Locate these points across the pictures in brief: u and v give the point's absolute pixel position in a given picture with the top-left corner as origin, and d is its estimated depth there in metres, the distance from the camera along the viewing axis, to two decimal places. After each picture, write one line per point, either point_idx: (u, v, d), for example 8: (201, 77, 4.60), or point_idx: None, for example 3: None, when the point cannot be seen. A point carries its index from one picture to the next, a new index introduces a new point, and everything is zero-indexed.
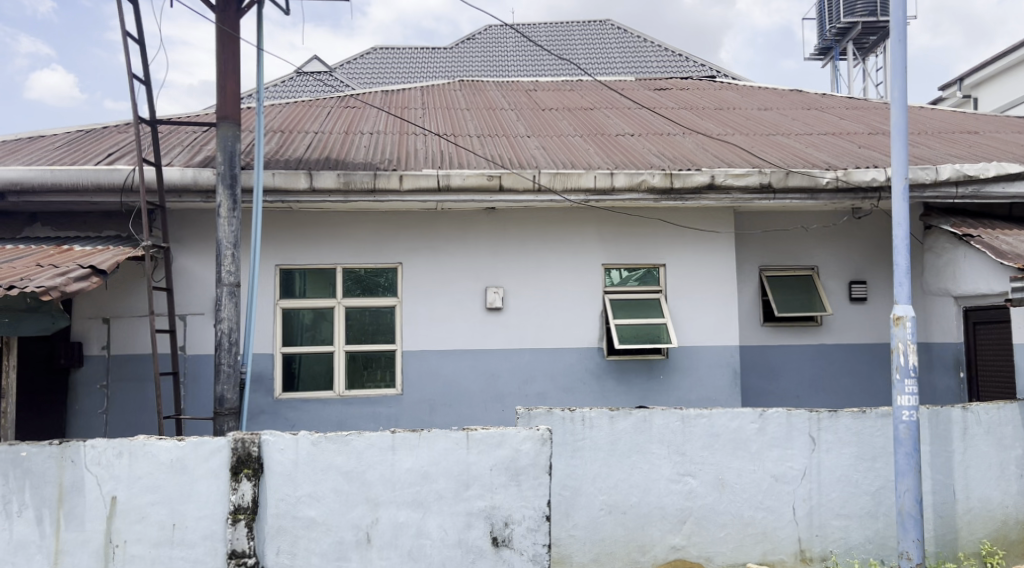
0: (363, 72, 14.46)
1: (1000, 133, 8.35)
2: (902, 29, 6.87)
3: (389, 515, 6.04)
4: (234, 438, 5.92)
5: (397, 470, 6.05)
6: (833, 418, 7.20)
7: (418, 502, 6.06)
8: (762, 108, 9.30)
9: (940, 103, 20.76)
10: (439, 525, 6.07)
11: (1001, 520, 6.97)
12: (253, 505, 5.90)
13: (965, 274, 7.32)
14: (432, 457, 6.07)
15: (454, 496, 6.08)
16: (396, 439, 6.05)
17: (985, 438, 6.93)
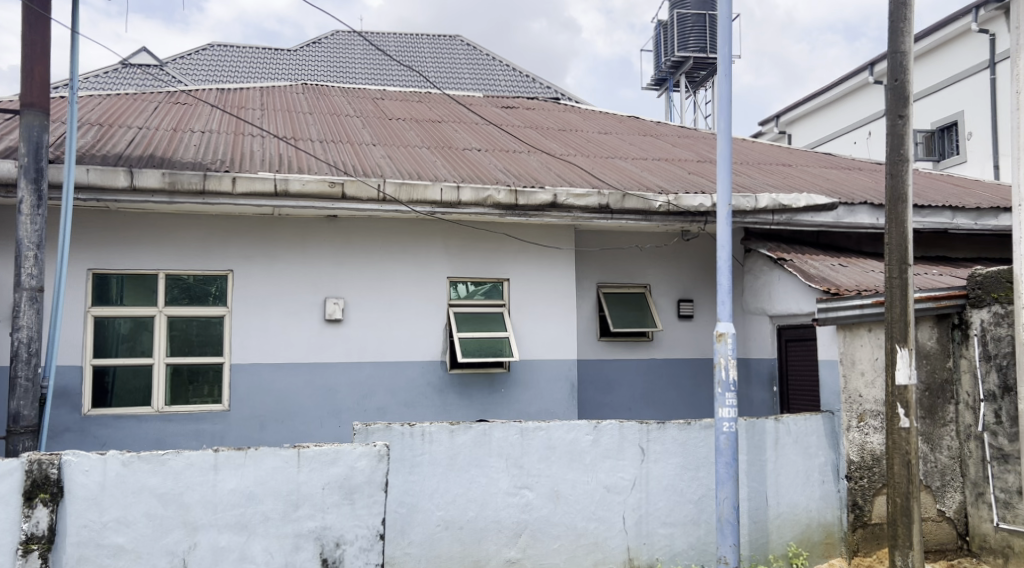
0: (195, 68, 13.74)
1: (810, 167, 9.17)
2: (728, 66, 7.44)
3: (208, 540, 5.64)
4: (28, 460, 5.30)
5: (219, 491, 5.68)
6: (660, 430, 7.56)
7: (242, 525, 5.71)
8: (602, 132, 9.69)
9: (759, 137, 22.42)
10: (264, 548, 5.74)
11: (806, 524, 7.48)
12: (49, 534, 5.31)
13: (779, 295, 7.97)
14: (259, 476, 5.77)
15: (282, 517, 5.79)
16: (219, 458, 5.70)
17: (794, 447, 7.49)
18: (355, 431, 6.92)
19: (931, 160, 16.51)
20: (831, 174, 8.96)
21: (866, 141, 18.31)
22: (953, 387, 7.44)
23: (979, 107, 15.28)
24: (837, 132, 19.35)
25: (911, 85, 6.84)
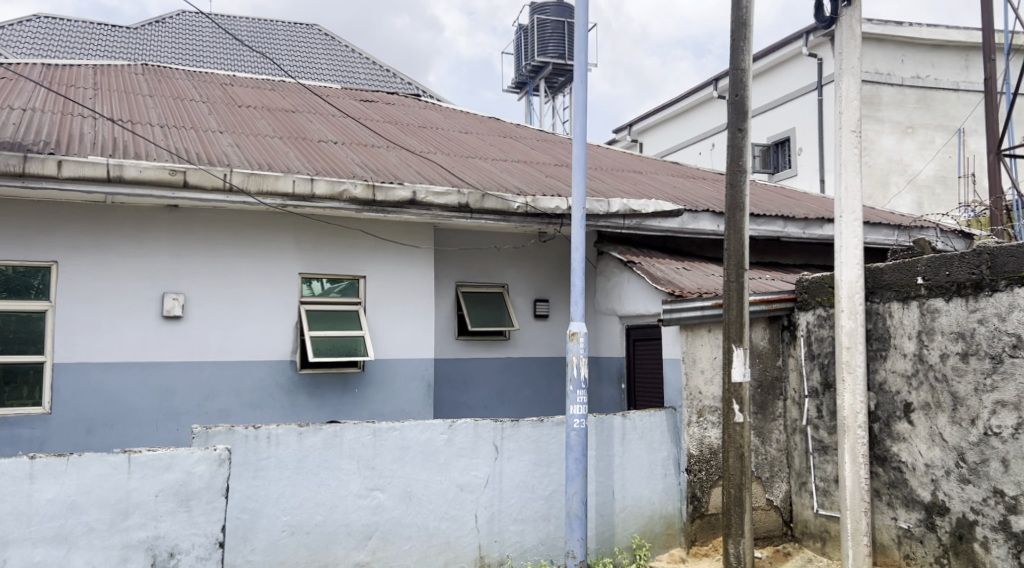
0: (18, 41, 12.61)
1: (658, 175, 9.63)
2: (584, 73, 7.63)
3: (21, 555, 5.13)
4: None
5: (35, 502, 5.18)
6: (514, 427, 7.64)
7: (61, 537, 5.23)
8: (462, 131, 9.73)
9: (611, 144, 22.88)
10: (87, 562, 5.28)
11: (649, 516, 7.79)
12: None
13: (628, 296, 8.29)
14: (82, 485, 5.31)
15: (108, 528, 5.35)
16: (36, 466, 5.20)
17: (639, 442, 7.78)
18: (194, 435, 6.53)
19: (767, 173, 16.99)
20: (677, 183, 9.43)
21: (710, 152, 18.83)
22: (782, 384, 8.06)
23: (808, 123, 15.85)
24: (685, 143, 19.67)
25: (749, 102, 7.21)
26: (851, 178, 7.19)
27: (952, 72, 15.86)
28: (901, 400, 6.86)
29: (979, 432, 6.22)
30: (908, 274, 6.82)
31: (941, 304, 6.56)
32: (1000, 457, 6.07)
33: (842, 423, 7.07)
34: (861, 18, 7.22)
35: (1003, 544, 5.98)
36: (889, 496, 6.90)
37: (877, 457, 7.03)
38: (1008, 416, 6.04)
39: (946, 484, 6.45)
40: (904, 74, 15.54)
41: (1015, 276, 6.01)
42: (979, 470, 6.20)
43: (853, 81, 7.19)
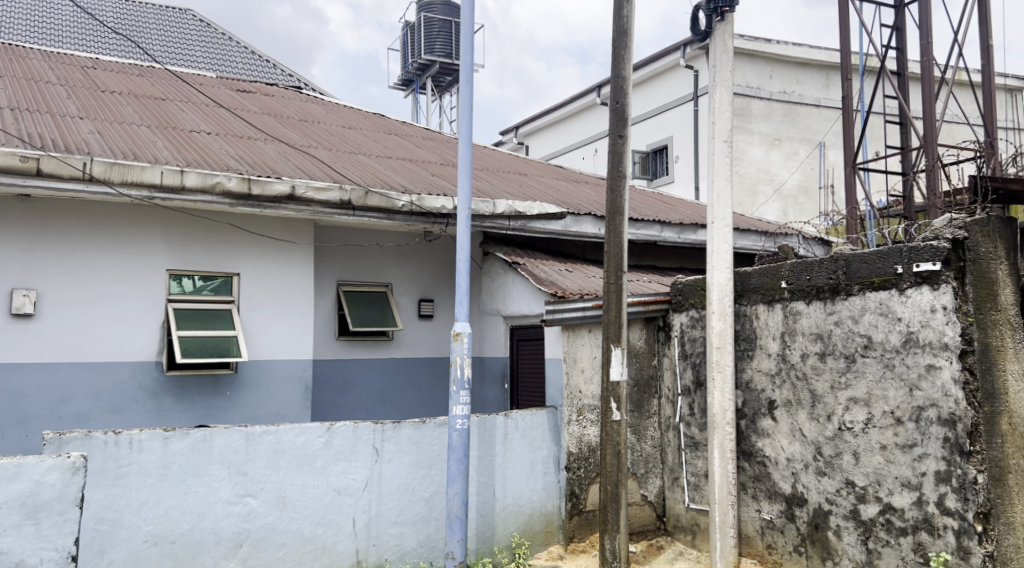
0: None
1: (542, 178, 9.81)
2: (470, 74, 7.39)
3: None
4: None
5: None
6: (395, 429, 7.30)
7: None
8: (344, 126, 9.53)
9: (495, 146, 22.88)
10: None
11: (529, 514, 7.78)
12: None
13: (511, 297, 8.36)
14: None
15: None
16: None
17: (520, 441, 7.79)
18: (45, 442, 5.85)
19: (645, 179, 17.40)
20: (561, 186, 9.64)
21: (593, 157, 19.07)
22: (657, 382, 8.34)
23: (685, 132, 16.44)
24: (566, 148, 19.94)
25: (630, 110, 7.22)
26: (722, 186, 7.47)
27: (815, 89, 16.87)
28: (766, 397, 7.19)
29: (834, 427, 6.58)
30: (773, 277, 7.17)
31: (801, 307, 6.91)
32: (851, 450, 6.45)
33: (712, 420, 7.27)
34: (733, 33, 7.50)
35: (853, 531, 6.39)
36: (754, 489, 7.25)
37: (743, 452, 7.37)
38: (859, 412, 6.41)
39: (805, 477, 6.80)
40: (771, 89, 16.37)
41: (866, 281, 6.40)
42: (834, 463, 6.57)
43: (726, 94, 7.46)
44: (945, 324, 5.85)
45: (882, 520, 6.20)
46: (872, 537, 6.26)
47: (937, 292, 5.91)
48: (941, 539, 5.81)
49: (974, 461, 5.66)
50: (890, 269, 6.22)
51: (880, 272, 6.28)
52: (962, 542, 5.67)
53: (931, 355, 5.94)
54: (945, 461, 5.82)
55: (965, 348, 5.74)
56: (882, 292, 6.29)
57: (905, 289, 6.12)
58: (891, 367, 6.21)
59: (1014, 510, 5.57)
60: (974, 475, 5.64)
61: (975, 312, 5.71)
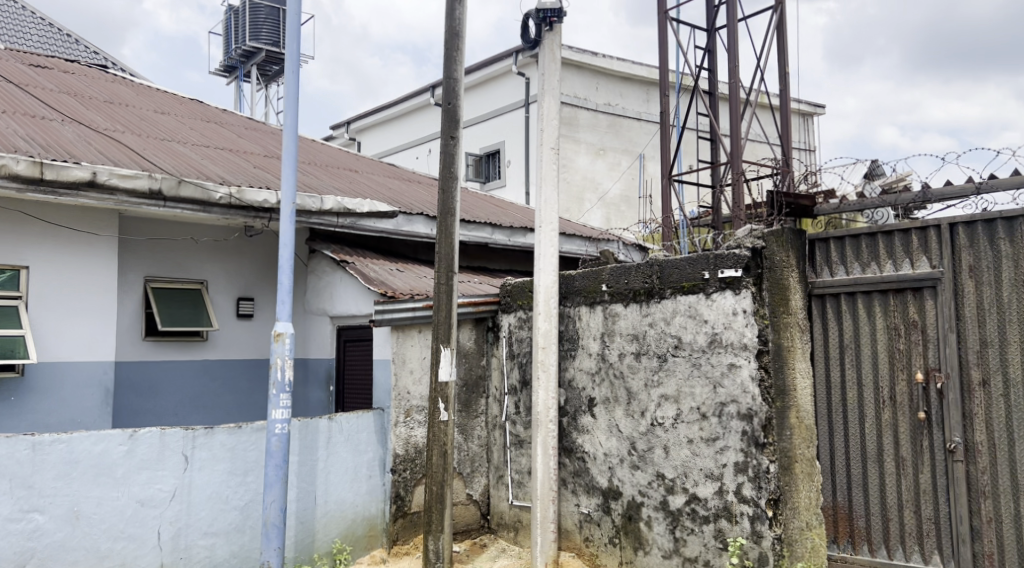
0: None
1: (374, 176, 9.66)
2: (296, 63, 7.07)
3: None
4: None
5: None
6: (207, 435, 6.79)
7: None
8: (157, 111, 8.96)
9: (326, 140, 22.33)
10: None
11: (351, 519, 7.54)
12: None
13: (339, 296, 8.15)
14: None
15: None
16: None
17: (344, 445, 7.56)
18: None
19: (478, 182, 17.52)
20: (392, 184, 9.54)
21: (426, 157, 19.03)
22: (485, 382, 8.39)
23: (516, 137, 16.71)
24: (398, 147, 19.78)
25: (462, 110, 7.18)
26: (550, 191, 7.60)
27: (637, 104, 17.65)
28: (586, 395, 7.40)
29: (647, 422, 6.86)
30: (594, 280, 7.37)
31: (620, 309, 7.14)
32: (662, 444, 6.75)
33: (536, 418, 7.41)
34: (561, 44, 7.66)
35: (662, 521, 6.68)
36: (574, 484, 7.46)
37: (565, 448, 7.55)
38: (669, 408, 6.71)
39: (620, 471, 7.04)
40: (598, 100, 16.94)
41: (678, 285, 6.69)
42: (646, 457, 6.85)
43: (553, 102, 7.60)
44: (745, 326, 6.23)
45: (687, 509, 6.51)
46: (678, 526, 6.57)
47: (738, 297, 6.28)
48: (737, 526, 6.18)
49: (767, 452, 6.07)
50: (698, 274, 6.54)
51: (690, 277, 6.59)
52: (756, 527, 6.07)
53: (732, 354, 6.30)
54: (743, 452, 6.20)
55: (761, 348, 6.15)
56: (691, 296, 6.60)
57: (711, 294, 6.46)
58: (698, 365, 6.53)
59: (799, 497, 5.98)
60: (767, 465, 6.05)
61: (771, 316, 6.12)
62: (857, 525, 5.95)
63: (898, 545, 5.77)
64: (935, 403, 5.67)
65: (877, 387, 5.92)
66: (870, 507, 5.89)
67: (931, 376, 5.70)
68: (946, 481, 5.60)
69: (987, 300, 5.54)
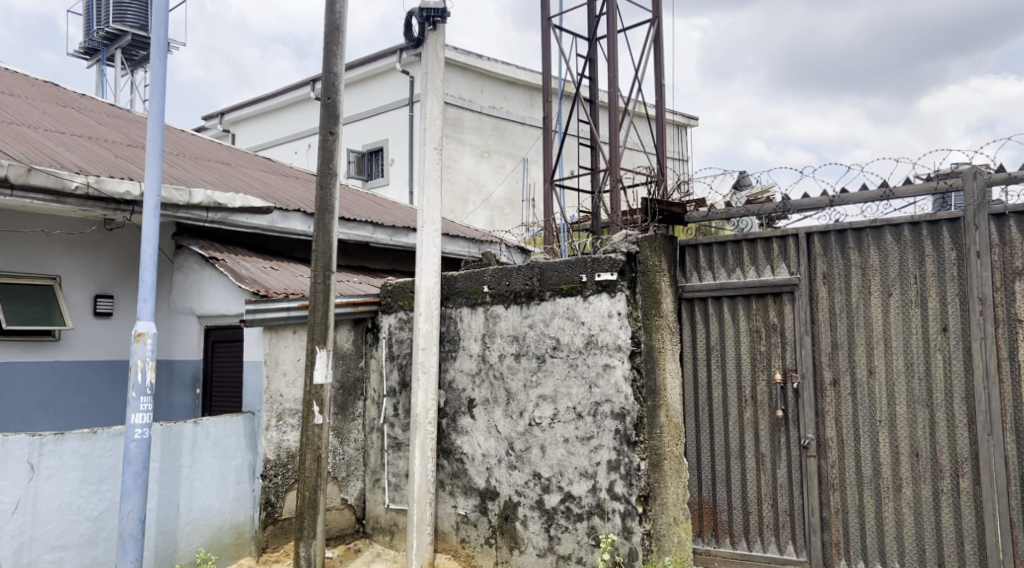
0: None
1: (247, 170, 9.35)
2: (163, 48, 6.72)
3: None
4: None
5: None
6: (56, 442, 6.37)
7: None
8: (6, 93, 8.37)
9: (198, 131, 21.45)
10: None
11: (217, 528, 7.22)
12: None
13: (207, 295, 7.82)
14: None
15: None
16: None
17: (211, 450, 7.24)
18: None
19: (359, 179, 17.16)
20: (267, 178, 9.25)
21: (305, 153, 18.58)
22: (362, 385, 8.22)
23: (398, 136, 16.53)
24: (275, 141, 19.23)
25: (342, 106, 7.00)
26: (432, 192, 7.51)
27: (521, 108, 17.79)
28: (466, 396, 7.33)
29: (525, 423, 6.87)
30: (476, 281, 7.32)
31: (501, 311, 7.13)
32: (539, 444, 6.77)
33: (414, 420, 7.32)
34: (443, 44, 7.61)
35: (537, 520, 6.72)
36: (451, 485, 7.36)
37: (443, 450, 7.46)
38: (547, 408, 6.75)
39: (498, 471, 7.02)
40: (482, 102, 16.95)
41: (557, 288, 6.73)
42: (523, 456, 6.86)
43: (436, 103, 7.52)
44: (619, 327, 6.33)
45: (562, 507, 6.57)
46: (553, 524, 6.62)
47: (614, 299, 6.38)
48: (609, 522, 6.27)
49: (638, 450, 6.18)
50: (576, 277, 6.60)
51: (568, 279, 6.64)
52: (626, 523, 6.16)
53: (607, 355, 6.38)
54: (615, 450, 6.29)
55: (633, 349, 6.27)
56: (569, 298, 6.66)
57: (588, 297, 6.54)
58: (575, 366, 6.59)
59: (667, 493, 6.12)
60: (637, 462, 6.16)
61: (644, 318, 6.27)
62: (720, 519, 6.22)
63: (757, 536, 6.07)
64: (791, 402, 5.98)
65: (740, 386, 6.19)
66: (733, 501, 6.18)
67: (788, 376, 5.99)
68: (800, 475, 5.92)
69: (839, 306, 5.86)
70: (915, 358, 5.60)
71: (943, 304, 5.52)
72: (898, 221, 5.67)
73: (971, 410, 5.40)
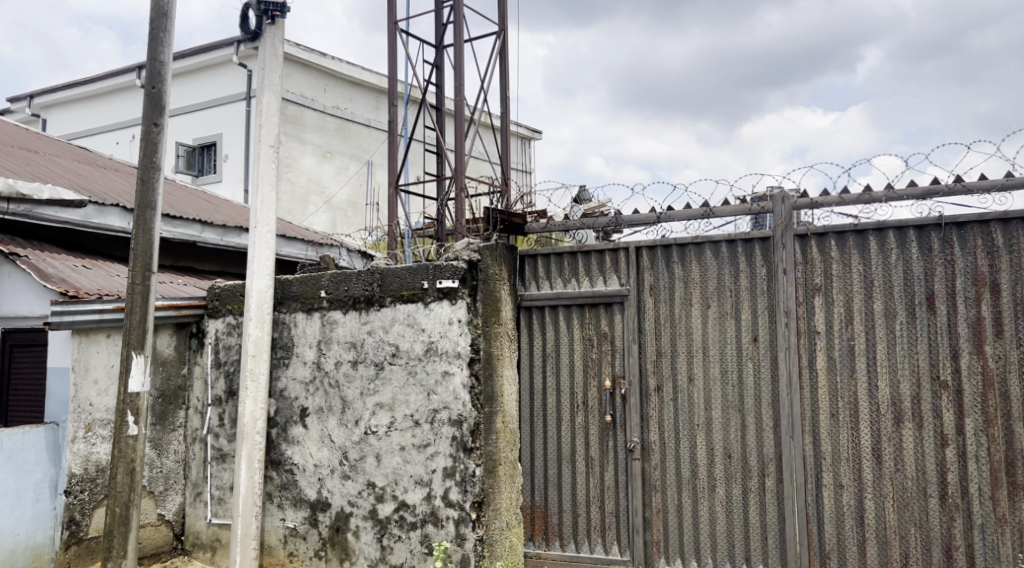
0: None
1: (58, 159, 8.66)
2: None
3: None
4: None
5: None
6: None
7: None
8: None
9: (6, 114, 19.68)
10: None
11: (10, 551, 6.58)
12: None
13: (6, 294, 7.12)
14: None
15: None
16: None
17: (4, 466, 6.63)
18: None
19: (190, 174, 16.27)
20: (81, 169, 8.60)
21: (129, 144, 17.46)
22: (184, 393, 7.74)
23: (232, 132, 15.83)
24: (95, 129, 17.96)
25: (168, 96, 6.57)
26: (267, 191, 7.18)
27: (365, 110, 17.50)
28: (298, 405, 7.05)
29: (360, 431, 6.69)
30: (312, 286, 7.05)
31: (338, 317, 6.91)
32: (374, 453, 6.60)
33: (241, 430, 6.96)
34: (283, 39, 7.30)
35: (370, 530, 6.54)
36: (279, 497, 7.05)
37: (272, 461, 7.13)
38: (383, 416, 6.59)
39: (330, 482, 6.79)
40: (325, 102, 16.53)
41: (398, 294, 6.59)
42: (357, 465, 6.67)
43: (273, 99, 7.20)
44: (459, 335, 6.28)
45: (395, 516, 6.43)
46: (385, 534, 6.46)
47: (455, 306, 6.32)
48: (443, 529, 6.20)
49: (474, 456, 6.15)
50: (417, 284, 6.49)
51: (410, 286, 6.52)
52: (459, 529, 6.12)
53: (446, 363, 6.31)
54: (452, 457, 6.22)
55: (473, 356, 6.23)
56: (410, 305, 6.54)
57: (429, 303, 6.44)
58: (414, 373, 6.47)
59: (501, 498, 6.06)
60: (473, 468, 6.12)
61: (483, 325, 6.22)
62: (550, 522, 6.28)
63: (585, 538, 6.17)
64: (619, 407, 6.13)
65: (572, 392, 6.29)
66: (563, 504, 6.25)
67: (617, 383, 6.15)
68: (625, 477, 6.07)
69: (663, 316, 6.06)
70: (729, 367, 5.86)
71: (754, 316, 5.81)
72: (718, 237, 5.91)
73: (776, 414, 5.71)
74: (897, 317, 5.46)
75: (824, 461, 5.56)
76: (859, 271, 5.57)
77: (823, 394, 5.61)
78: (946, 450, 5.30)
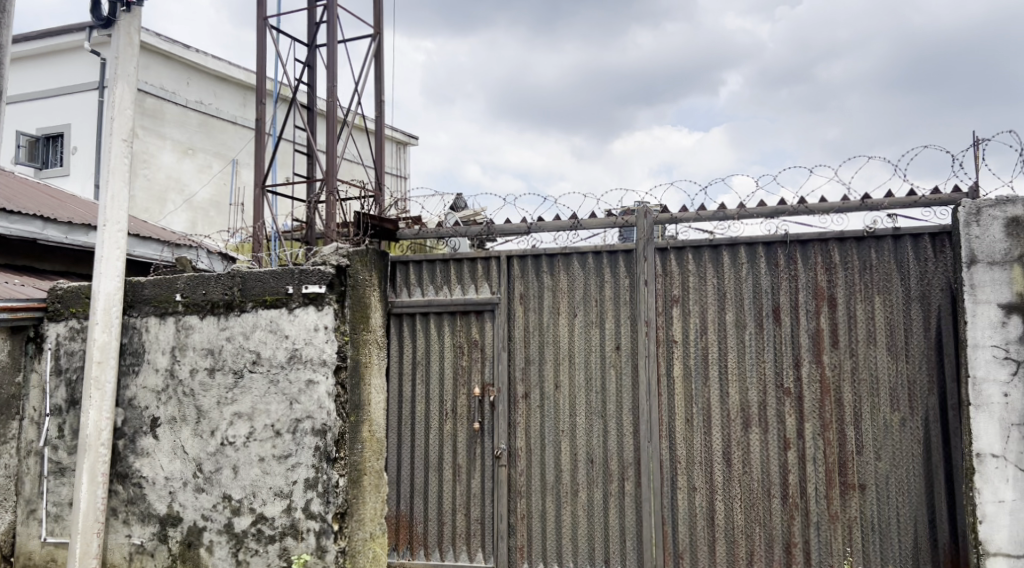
0: None
1: None
2: None
3: None
4: None
5: None
6: None
7: None
8: None
9: None
10: None
11: None
12: None
13: None
14: None
15: None
16: None
17: None
18: None
19: (32, 166, 15.21)
20: None
21: None
22: (18, 402, 7.17)
23: (81, 122, 14.88)
24: None
25: (5, 81, 6.07)
26: (119, 187, 6.75)
27: (232, 107, 16.87)
28: (148, 415, 6.65)
29: (216, 442, 6.37)
30: (167, 289, 6.67)
31: (194, 322, 6.56)
32: (231, 464, 6.29)
33: (83, 441, 6.49)
34: (139, 27, 6.88)
35: (224, 545, 6.21)
36: (126, 512, 6.61)
37: (117, 474, 6.69)
38: (242, 426, 6.29)
39: (182, 495, 6.43)
40: (187, 96, 15.81)
41: (260, 298, 6.32)
42: (212, 478, 6.34)
43: (128, 90, 6.77)
44: (325, 342, 6.04)
45: (252, 530, 6.14)
46: (241, 549, 6.16)
47: (320, 313, 6.08)
48: (302, 542, 5.95)
49: (338, 466, 5.92)
50: (281, 289, 6.23)
51: (272, 290, 6.26)
52: (320, 541, 5.87)
53: (311, 370, 6.07)
54: (314, 468, 5.97)
55: (338, 364, 6.01)
56: (273, 310, 6.27)
57: (293, 309, 6.19)
58: (275, 382, 6.20)
59: (365, 508, 5.98)
60: (336, 479, 5.90)
61: (351, 332, 6.03)
62: (415, 531, 6.19)
63: (449, 545, 6.10)
64: (487, 414, 6.10)
65: (441, 400, 6.22)
66: (429, 512, 6.17)
67: (485, 390, 6.12)
68: (491, 484, 6.03)
69: (531, 325, 6.08)
70: (593, 374, 5.93)
71: (617, 325, 5.90)
72: (583, 249, 5.99)
73: (635, 419, 5.80)
74: (746, 328, 5.67)
75: (679, 465, 5.70)
76: (713, 283, 5.75)
77: (679, 401, 5.74)
78: (787, 453, 5.53)
